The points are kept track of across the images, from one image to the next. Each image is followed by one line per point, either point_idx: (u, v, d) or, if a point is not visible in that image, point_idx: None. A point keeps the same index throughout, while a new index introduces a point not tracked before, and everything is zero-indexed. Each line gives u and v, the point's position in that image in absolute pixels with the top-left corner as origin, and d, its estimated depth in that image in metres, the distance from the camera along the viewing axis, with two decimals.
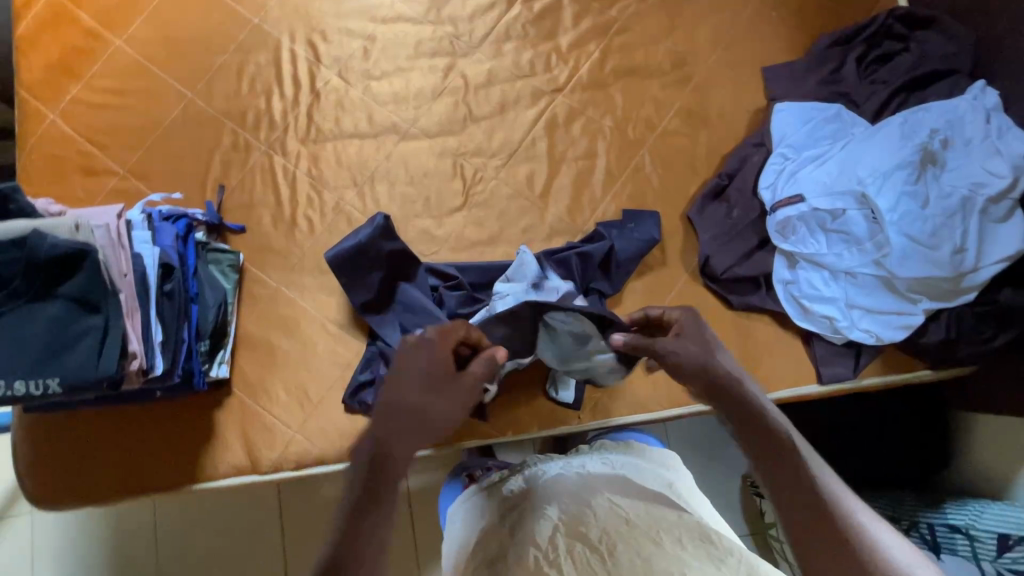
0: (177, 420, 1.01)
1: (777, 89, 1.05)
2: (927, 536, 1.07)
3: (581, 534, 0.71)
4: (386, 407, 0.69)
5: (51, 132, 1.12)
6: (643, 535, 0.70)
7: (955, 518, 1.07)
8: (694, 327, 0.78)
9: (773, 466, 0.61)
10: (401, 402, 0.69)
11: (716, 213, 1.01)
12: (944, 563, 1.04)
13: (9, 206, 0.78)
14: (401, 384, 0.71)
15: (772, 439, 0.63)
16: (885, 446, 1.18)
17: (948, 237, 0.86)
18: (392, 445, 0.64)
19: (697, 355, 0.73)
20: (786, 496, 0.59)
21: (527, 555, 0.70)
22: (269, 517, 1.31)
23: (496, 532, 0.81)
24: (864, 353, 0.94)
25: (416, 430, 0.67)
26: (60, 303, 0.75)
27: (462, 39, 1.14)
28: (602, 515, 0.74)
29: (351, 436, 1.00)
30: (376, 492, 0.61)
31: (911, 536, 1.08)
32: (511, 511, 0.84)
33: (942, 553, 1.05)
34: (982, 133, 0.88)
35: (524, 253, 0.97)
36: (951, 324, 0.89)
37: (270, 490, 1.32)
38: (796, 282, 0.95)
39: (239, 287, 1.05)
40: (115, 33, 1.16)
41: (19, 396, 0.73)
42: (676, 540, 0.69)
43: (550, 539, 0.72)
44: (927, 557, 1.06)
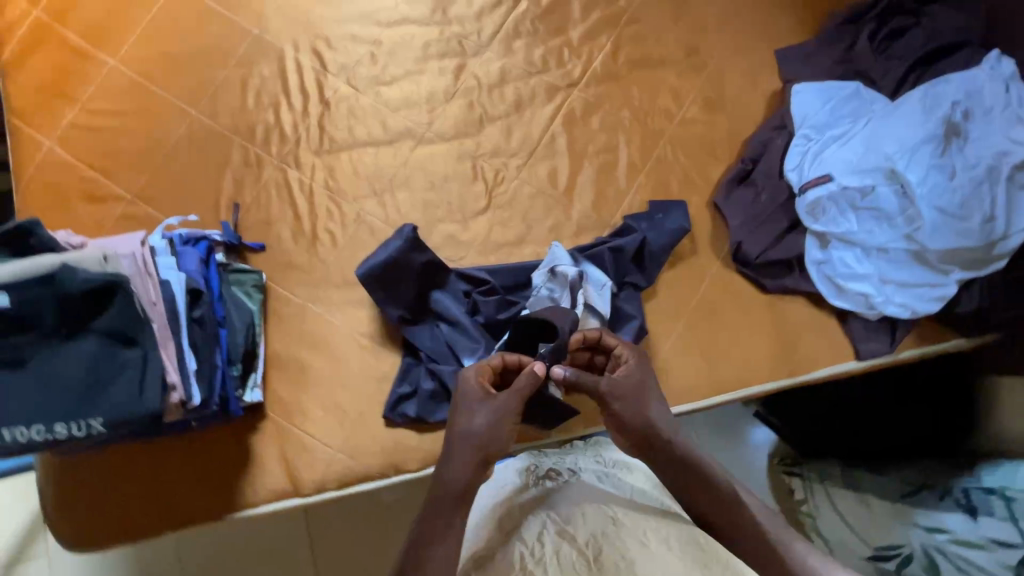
0: (210, 448, 0.98)
1: (793, 71, 1.05)
2: (963, 500, 1.10)
3: (569, 536, 0.75)
4: (454, 447, 0.79)
5: (49, 160, 1.08)
6: (626, 536, 0.74)
7: (990, 481, 1.10)
8: (640, 373, 0.85)
9: (716, 497, 0.77)
10: (470, 443, 0.79)
11: (742, 198, 1.02)
12: (982, 524, 1.06)
13: (30, 241, 0.74)
14: (468, 429, 0.80)
15: (705, 482, 0.78)
16: (902, 417, 1.22)
17: (977, 207, 0.87)
18: (457, 481, 0.77)
19: (631, 401, 0.83)
20: (725, 522, 0.76)
21: (513, 553, 0.74)
22: (300, 541, 1.29)
23: (487, 521, 0.83)
24: (899, 327, 0.95)
25: (468, 456, 0.78)
26: (93, 339, 0.72)
27: (470, 38, 1.12)
28: (589, 518, 0.77)
29: (394, 449, 0.99)
30: (438, 508, 0.75)
31: (947, 501, 1.11)
32: (505, 501, 0.86)
33: (979, 514, 1.07)
34: (1002, 102, 0.89)
35: (556, 249, 0.96)
36: (984, 292, 0.91)
37: (297, 514, 1.29)
38: (829, 262, 0.95)
39: (264, 307, 1.02)
40: (107, 52, 1.11)
41: (63, 438, 0.70)
42: (659, 542, 0.74)
43: (538, 537, 0.76)
44: (964, 520, 1.08)
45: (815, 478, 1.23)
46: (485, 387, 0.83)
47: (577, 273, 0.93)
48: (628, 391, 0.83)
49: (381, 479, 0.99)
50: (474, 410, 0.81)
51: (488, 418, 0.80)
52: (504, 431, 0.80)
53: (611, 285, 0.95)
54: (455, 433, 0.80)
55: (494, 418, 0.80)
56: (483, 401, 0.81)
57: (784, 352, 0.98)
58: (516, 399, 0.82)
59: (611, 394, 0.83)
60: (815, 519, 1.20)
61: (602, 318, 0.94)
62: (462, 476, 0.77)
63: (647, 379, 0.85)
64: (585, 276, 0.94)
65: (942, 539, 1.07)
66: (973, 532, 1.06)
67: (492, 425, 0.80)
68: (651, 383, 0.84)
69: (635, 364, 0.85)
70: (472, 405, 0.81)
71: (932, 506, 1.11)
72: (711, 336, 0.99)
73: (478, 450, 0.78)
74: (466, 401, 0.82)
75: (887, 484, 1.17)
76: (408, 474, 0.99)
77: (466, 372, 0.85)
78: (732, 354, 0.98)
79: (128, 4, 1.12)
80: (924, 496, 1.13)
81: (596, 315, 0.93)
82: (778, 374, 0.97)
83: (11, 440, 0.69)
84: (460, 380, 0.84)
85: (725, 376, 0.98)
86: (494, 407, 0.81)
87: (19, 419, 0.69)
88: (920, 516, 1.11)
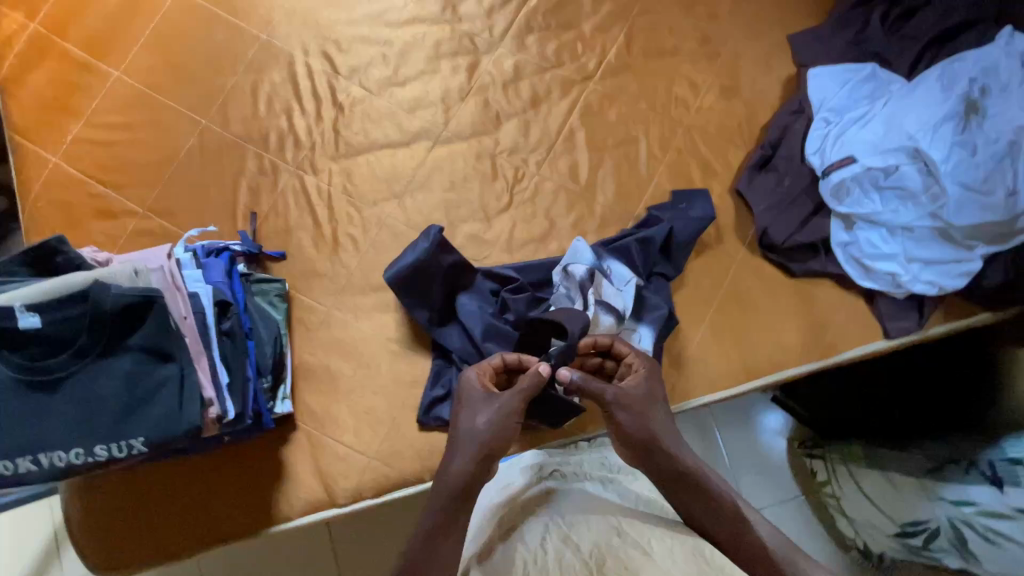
0: (242, 462, 0.96)
1: (807, 55, 1.06)
2: (988, 472, 1.04)
3: (572, 543, 0.70)
4: (456, 445, 0.81)
5: (56, 177, 1.05)
6: (630, 545, 0.68)
7: (1015, 451, 1.04)
8: (648, 384, 0.84)
9: (706, 503, 0.77)
10: (472, 441, 0.80)
11: (765, 183, 1.02)
12: (1010, 496, 1.01)
13: (57, 259, 0.74)
14: (471, 427, 0.81)
15: (701, 491, 0.78)
16: (922, 391, 1.23)
17: (999, 181, 0.88)
18: (457, 477, 0.78)
19: (636, 411, 0.82)
20: (726, 529, 0.75)
21: (514, 558, 0.70)
22: (325, 558, 1.24)
23: (495, 524, 0.82)
24: (926, 304, 0.96)
25: (468, 454, 0.79)
26: (130, 356, 0.70)
27: (482, 35, 1.11)
28: (593, 525, 0.73)
29: (429, 454, 0.97)
30: (451, 521, 0.76)
31: (971, 475, 1.06)
32: (510, 501, 0.85)
33: (1007, 486, 1.02)
34: (1018, 78, 0.90)
35: (578, 243, 0.95)
36: (1008, 265, 0.92)
37: (320, 530, 1.25)
38: (855, 243, 0.96)
39: (289, 316, 1.00)
40: (110, 64, 1.08)
41: (102, 460, 0.69)
42: (663, 550, 0.68)
43: (540, 542, 0.71)
44: (990, 492, 1.03)
45: (838, 459, 1.26)
46: (489, 387, 0.85)
47: (588, 269, 0.93)
48: (634, 402, 0.82)
49: (418, 484, 0.98)
50: (476, 408, 0.82)
51: (491, 416, 0.81)
52: (504, 433, 0.81)
53: (638, 279, 0.95)
54: (458, 430, 0.82)
55: (496, 417, 0.81)
56: (489, 401, 0.83)
57: (814, 333, 0.98)
58: (519, 399, 0.82)
59: (620, 404, 0.82)
60: (840, 499, 1.26)
61: (619, 314, 0.93)
62: (460, 473, 0.78)
63: (654, 391, 0.85)
64: (597, 273, 0.93)
65: (969, 511, 1.04)
66: (1002, 504, 1.01)
67: (494, 424, 0.81)
68: (655, 395, 0.84)
69: (644, 376, 0.85)
70: (476, 403, 0.83)
71: (957, 480, 1.07)
72: (742, 322, 0.99)
73: (478, 450, 0.79)
74: (471, 398, 0.83)
75: (908, 461, 1.14)
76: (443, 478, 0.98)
77: (471, 371, 0.86)
78: (764, 340, 0.99)
79: (129, 14, 1.10)
80: (949, 470, 1.09)
81: (611, 312, 0.92)
82: (810, 356, 0.98)
83: (48, 465, 0.67)
84: (464, 381, 0.85)
85: (757, 362, 0.98)
86: (497, 408, 0.82)
87: (57, 442, 0.67)
88: (946, 489, 1.07)
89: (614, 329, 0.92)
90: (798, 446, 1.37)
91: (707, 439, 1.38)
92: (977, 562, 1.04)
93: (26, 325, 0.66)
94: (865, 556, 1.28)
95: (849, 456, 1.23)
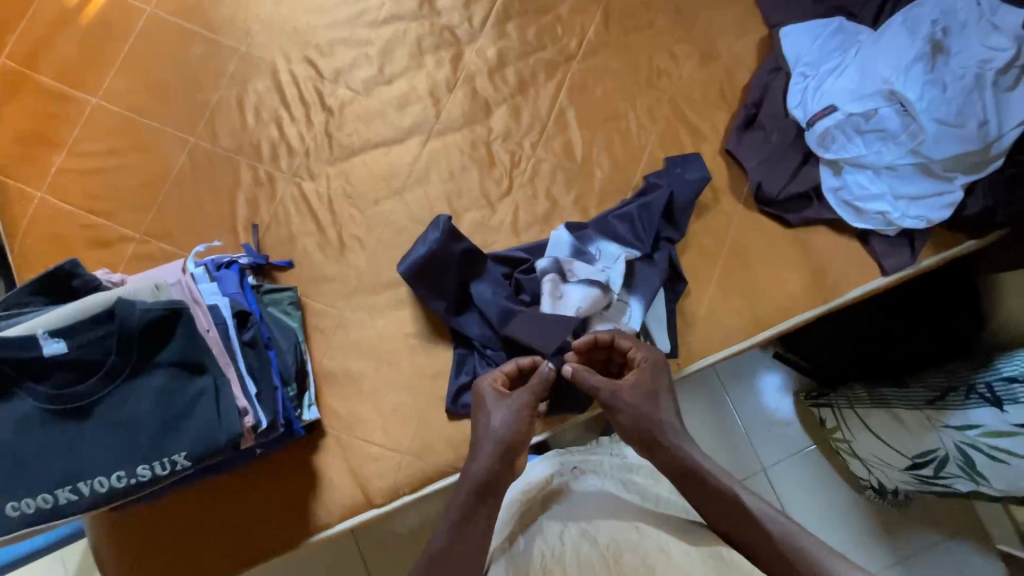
0: (272, 477, 0.95)
1: (777, 16, 1.11)
2: (987, 394, 1.03)
3: (590, 536, 0.71)
4: (476, 444, 0.81)
5: (44, 211, 1.02)
6: (649, 542, 0.69)
7: (1009, 369, 1.02)
8: (650, 381, 0.86)
9: (707, 490, 0.77)
10: (489, 438, 0.81)
11: (753, 141, 1.06)
12: (1009, 414, 0.99)
13: (74, 281, 0.75)
14: (488, 426, 0.82)
15: (707, 488, 0.77)
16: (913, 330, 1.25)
17: (971, 113, 0.94)
18: (477, 471, 0.79)
19: (639, 408, 0.83)
20: (734, 519, 0.74)
21: (535, 551, 0.72)
22: (355, 568, 1.23)
23: (518, 522, 0.83)
24: (916, 238, 1.01)
25: (484, 450, 0.80)
26: (163, 372, 0.69)
27: (461, 27, 1.12)
28: (611, 521, 0.74)
29: (462, 441, 0.97)
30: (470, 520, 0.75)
31: (972, 399, 1.05)
32: (533, 498, 0.87)
33: (1006, 405, 1.00)
34: (976, 16, 0.96)
35: (555, 234, 0.99)
36: (987, 192, 0.97)
37: (347, 540, 1.23)
38: (845, 188, 1.01)
39: (304, 322, 1.00)
40: (87, 91, 1.06)
41: (145, 480, 0.67)
42: (680, 548, 0.68)
43: (559, 534, 0.74)
44: (991, 413, 1.01)
45: (845, 404, 1.27)
46: (501, 388, 0.86)
47: (554, 261, 0.97)
48: (637, 399, 0.84)
49: (452, 475, 0.97)
50: (490, 408, 0.84)
51: (507, 415, 0.82)
52: (517, 430, 0.82)
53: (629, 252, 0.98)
54: (476, 431, 0.84)
55: (512, 415, 0.82)
56: (504, 401, 0.84)
57: (816, 279, 1.02)
58: (530, 395, 0.84)
59: (623, 402, 0.84)
60: (852, 442, 1.28)
61: (602, 285, 0.94)
62: (477, 469, 0.79)
63: (658, 387, 0.86)
64: (562, 261, 0.96)
65: (974, 434, 1.04)
66: (1003, 424, 1.00)
67: (511, 423, 0.82)
68: (660, 392, 0.85)
69: (648, 372, 0.86)
70: (489, 403, 0.84)
71: (959, 406, 1.06)
72: (746, 276, 1.03)
73: (498, 444, 0.80)
74: (484, 399, 0.85)
75: (912, 394, 1.15)
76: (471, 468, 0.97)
77: (482, 378, 0.88)
78: (770, 291, 1.02)
79: (101, 39, 1.08)
80: (950, 398, 1.08)
81: (590, 286, 0.94)
82: (815, 302, 1.02)
83: (89, 493, 0.66)
84: (475, 389, 0.86)
85: (766, 312, 1.02)
86: (509, 406, 0.83)
87: (97, 469, 0.66)
88: (949, 417, 1.07)
89: (603, 299, 0.93)
90: (805, 396, 1.40)
91: (715, 400, 1.41)
92: (985, 481, 1.06)
93: (51, 352, 0.65)
94: (879, 494, 1.34)
95: (855, 399, 1.25)
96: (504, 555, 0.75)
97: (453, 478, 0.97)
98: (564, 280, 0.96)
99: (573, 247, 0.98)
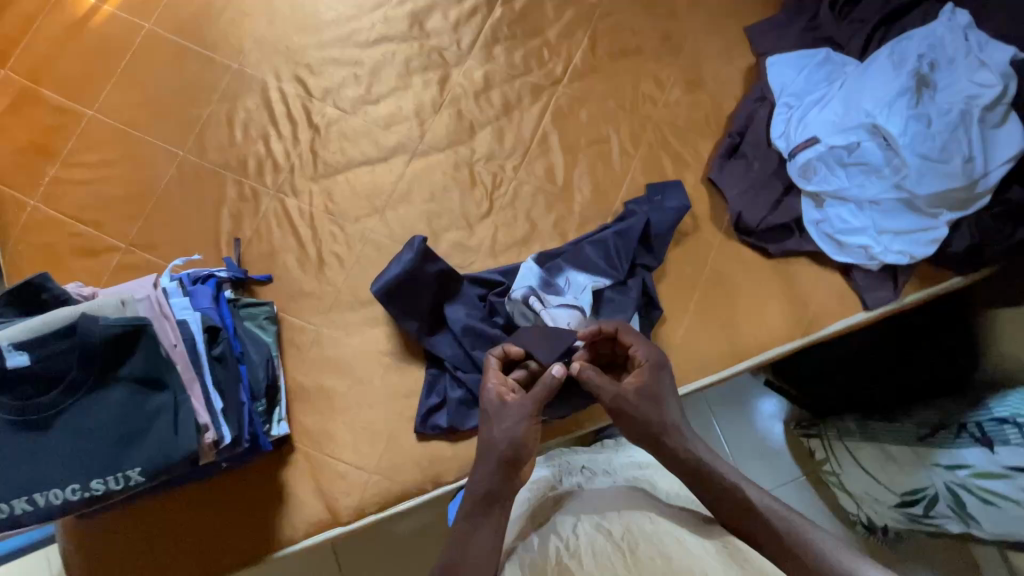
0: (241, 489, 0.95)
1: (764, 45, 1.11)
2: (978, 434, 1.00)
3: (605, 530, 0.73)
4: (482, 453, 0.80)
5: (36, 219, 1.05)
6: (663, 533, 0.71)
7: (1001, 410, 1.00)
8: (656, 376, 0.84)
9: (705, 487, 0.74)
10: (497, 445, 0.79)
11: (735, 170, 1.05)
12: (1000, 456, 0.97)
13: (42, 295, 0.77)
14: (495, 433, 0.80)
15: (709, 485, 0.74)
16: (918, 355, 1.20)
17: (957, 150, 0.92)
18: (483, 480, 0.77)
19: (645, 407, 0.81)
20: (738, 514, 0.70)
21: (551, 547, 0.72)
22: None
23: (532, 518, 0.84)
24: (900, 273, 0.99)
25: (493, 456, 0.78)
26: (123, 387, 0.70)
27: (450, 49, 1.13)
28: (624, 514, 0.76)
29: (430, 463, 0.97)
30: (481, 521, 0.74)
31: (962, 438, 1.02)
32: (541, 496, 0.90)
33: (996, 446, 0.98)
34: (963, 51, 0.95)
35: (528, 264, 0.98)
36: (973, 229, 0.95)
37: (323, 554, 1.22)
38: (826, 220, 0.99)
39: (279, 337, 1.00)
40: (84, 104, 1.09)
41: (99, 494, 0.68)
42: (693, 539, 0.70)
43: (573, 529, 0.75)
44: (981, 454, 0.99)
45: (835, 436, 1.24)
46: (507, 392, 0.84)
47: (527, 289, 0.96)
48: (641, 396, 0.81)
49: (419, 496, 0.97)
50: (495, 413, 0.82)
51: (513, 421, 0.80)
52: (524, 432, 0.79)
53: (605, 280, 0.99)
54: (485, 437, 0.81)
55: (518, 420, 0.80)
56: (511, 406, 0.82)
57: (797, 310, 1.01)
58: (537, 403, 0.82)
59: (630, 402, 0.81)
60: (840, 475, 1.25)
61: (580, 308, 0.95)
62: (487, 475, 0.77)
63: (660, 380, 0.84)
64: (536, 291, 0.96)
65: (964, 474, 1.01)
66: (993, 465, 0.97)
67: (517, 428, 0.80)
68: (663, 389, 0.83)
69: (650, 366, 0.84)
70: (495, 410, 0.82)
71: (951, 444, 1.04)
72: (725, 306, 1.01)
73: (505, 452, 0.78)
74: (491, 406, 0.83)
75: (902, 430, 1.13)
76: (444, 488, 0.98)
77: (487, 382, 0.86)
78: (749, 322, 1.01)
79: (101, 54, 1.11)
80: (941, 436, 1.06)
81: (570, 307, 0.95)
82: (794, 334, 1.00)
83: (44, 504, 0.66)
84: (483, 395, 0.85)
85: (743, 343, 1.00)
86: (514, 410, 0.81)
87: (54, 480, 0.67)
88: (940, 455, 1.05)
89: (583, 321, 0.94)
90: (796, 427, 1.37)
91: (704, 424, 1.38)
92: (976, 523, 1.01)
93: (14, 364, 0.66)
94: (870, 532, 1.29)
95: (845, 432, 1.22)
96: (518, 551, 0.75)
97: (419, 499, 0.97)
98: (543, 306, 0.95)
99: (541, 276, 0.98)
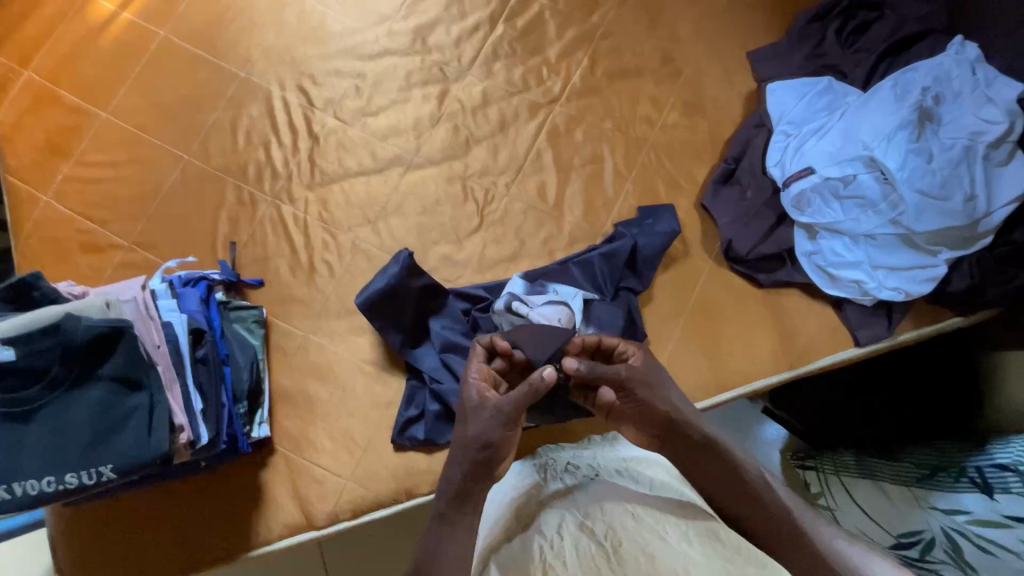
0: (224, 488, 0.97)
1: (765, 71, 1.10)
2: (977, 479, 0.94)
3: (590, 529, 0.71)
4: (451, 457, 0.80)
5: (46, 215, 1.09)
6: (645, 528, 0.70)
7: (1003, 456, 0.94)
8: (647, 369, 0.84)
9: (722, 482, 0.76)
10: (469, 449, 0.77)
11: (729, 197, 1.04)
12: (1000, 503, 0.90)
13: (34, 293, 0.81)
14: (470, 432, 0.78)
15: (733, 479, 0.76)
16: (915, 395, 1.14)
17: (958, 187, 0.89)
18: (458, 476, 0.77)
19: (639, 399, 0.81)
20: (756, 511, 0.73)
21: (533, 545, 0.71)
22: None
23: (511, 514, 0.81)
24: (895, 311, 0.96)
25: (469, 455, 0.77)
26: (103, 385, 0.73)
27: (451, 64, 1.15)
28: (609, 509, 0.74)
29: (405, 473, 0.98)
30: (462, 508, 0.76)
31: (961, 482, 0.96)
32: (524, 496, 0.84)
33: (995, 493, 0.91)
34: (970, 85, 0.93)
35: (512, 279, 0.99)
36: (974, 270, 0.92)
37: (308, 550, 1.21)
38: (819, 252, 0.98)
39: (267, 341, 1.02)
40: (99, 105, 1.14)
41: (73, 487, 0.71)
42: (678, 534, 0.69)
43: (557, 530, 0.73)
44: (980, 500, 0.91)
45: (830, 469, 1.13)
46: (486, 393, 0.81)
47: (512, 291, 0.96)
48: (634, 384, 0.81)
49: (392, 505, 0.98)
50: (475, 414, 0.79)
51: (490, 421, 0.77)
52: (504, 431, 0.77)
53: (592, 293, 0.98)
54: (463, 439, 0.79)
55: (495, 421, 0.77)
56: (488, 406, 0.79)
57: (785, 342, 0.99)
58: (518, 407, 0.77)
59: (632, 386, 0.81)
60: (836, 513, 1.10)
61: (565, 303, 0.95)
62: (463, 473, 0.77)
63: (653, 372, 0.84)
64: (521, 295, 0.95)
65: (962, 519, 0.91)
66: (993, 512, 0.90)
67: (495, 428, 0.77)
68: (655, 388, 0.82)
69: (641, 358, 0.84)
70: (475, 411, 0.79)
71: (948, 488, 0.97)
72: (712, 334, 0.99)
73: (478, 453, 0.76)
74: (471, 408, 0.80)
75: (900, 468, 1.05)
76: (417, 499, 0.98)
77: (467, 383, 0.83)
78: (735, 352, 0.99)
79: (118, 59, 1.16)
80: (940, 478, 0.99)
81: (556, 303, 0.95)
82: (781, 366, 0.98)
83: (20, 494, 0.69)
84: (465, 397, 0.81)
85: (729, 374, 0.98)
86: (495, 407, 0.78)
87: (29, 472, 0.70)
88: (937, 498, 0.96)
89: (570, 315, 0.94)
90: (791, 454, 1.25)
91: None
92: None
93: None
94: None
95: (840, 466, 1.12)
96: (499, 552, 0.73)
97: (392, 509, 0.98)
98: (528, 305, 0.94)
99: (526, 288, 0.98)
